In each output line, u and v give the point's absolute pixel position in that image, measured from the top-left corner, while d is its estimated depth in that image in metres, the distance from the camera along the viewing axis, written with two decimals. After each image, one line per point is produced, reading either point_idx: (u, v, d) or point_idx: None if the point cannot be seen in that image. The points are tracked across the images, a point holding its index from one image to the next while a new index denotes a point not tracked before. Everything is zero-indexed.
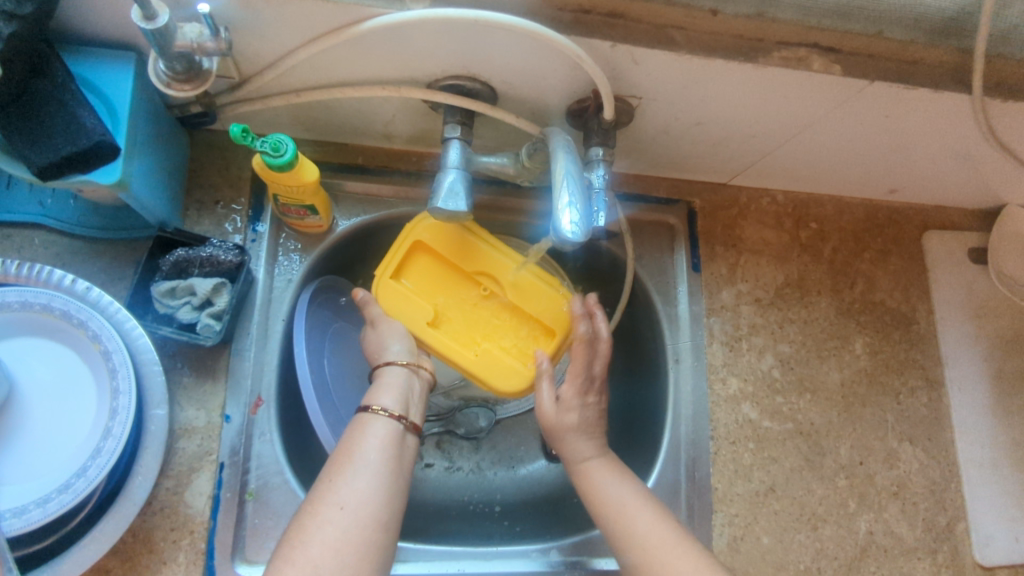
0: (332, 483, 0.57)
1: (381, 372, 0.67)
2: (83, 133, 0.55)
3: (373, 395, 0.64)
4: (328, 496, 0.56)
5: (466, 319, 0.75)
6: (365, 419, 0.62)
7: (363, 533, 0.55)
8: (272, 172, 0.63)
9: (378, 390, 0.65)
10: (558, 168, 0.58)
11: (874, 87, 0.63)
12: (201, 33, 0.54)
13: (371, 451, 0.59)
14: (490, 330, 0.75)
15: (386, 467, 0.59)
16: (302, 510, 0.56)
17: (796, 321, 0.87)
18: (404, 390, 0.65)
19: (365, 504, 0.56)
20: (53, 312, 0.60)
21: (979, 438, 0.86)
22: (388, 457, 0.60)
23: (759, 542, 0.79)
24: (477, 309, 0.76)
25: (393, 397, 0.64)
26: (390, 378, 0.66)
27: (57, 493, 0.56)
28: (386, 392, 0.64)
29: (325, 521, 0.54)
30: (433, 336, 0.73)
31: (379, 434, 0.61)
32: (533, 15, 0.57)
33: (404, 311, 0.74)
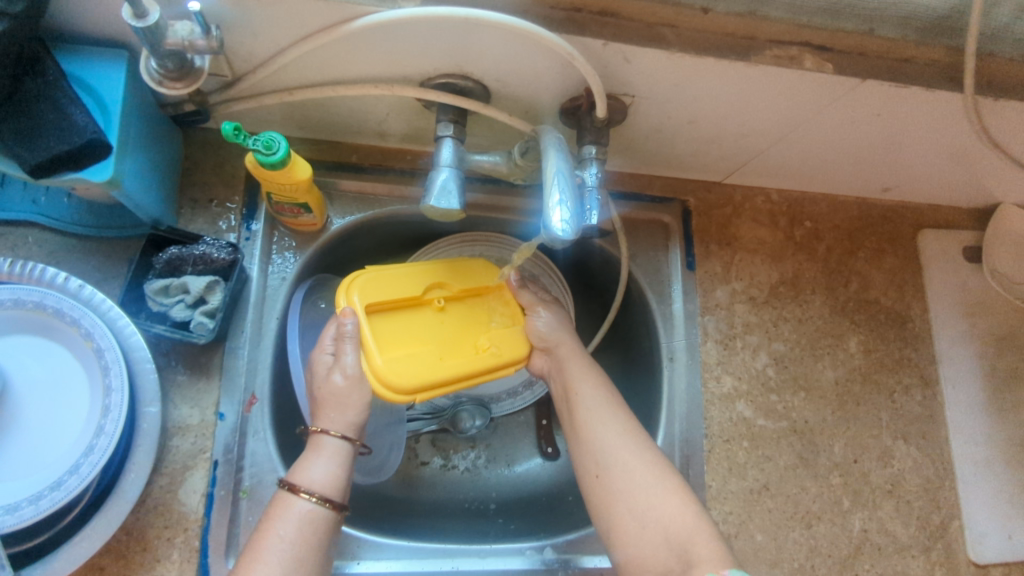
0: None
1: (316, 442, 0.64)
2: (75, 131, 0.55)
3: (303, 471, 0.62)
4: None
5: (453, 336, 0.71)
6: (292, 505, 0.60)
7: None
8: (264, 170, 0.63)
9: (308, 467, 0.62)
10: (549, 167, 0.58)
11: (866, 85, 0.63)
12: (192, 31, 0.54)
13: (293, 545, 0.58)
14: (476, 319, 0.73)
15: (304, 564, 0.58)
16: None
17: (790, 319, 0.87)
18: (337, 471, 0.63)
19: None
20: (46, 310, 0.60)
21: (974, 437, 0.86)
22: (311, 550, 0.59)
23: (753, 540, 0.79)
24: (449, 325, 0.72)
25: (325, 478, 0.62)
26: (324, 456, 0.63)
27: (49, 490, 0.56)
28: (317, 469, 0.62)
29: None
30: (451, 368, 0.69)
31: (306, 524, 0.60)
32: (525, 13, 0.57)
33: (422, 373, 0.67)
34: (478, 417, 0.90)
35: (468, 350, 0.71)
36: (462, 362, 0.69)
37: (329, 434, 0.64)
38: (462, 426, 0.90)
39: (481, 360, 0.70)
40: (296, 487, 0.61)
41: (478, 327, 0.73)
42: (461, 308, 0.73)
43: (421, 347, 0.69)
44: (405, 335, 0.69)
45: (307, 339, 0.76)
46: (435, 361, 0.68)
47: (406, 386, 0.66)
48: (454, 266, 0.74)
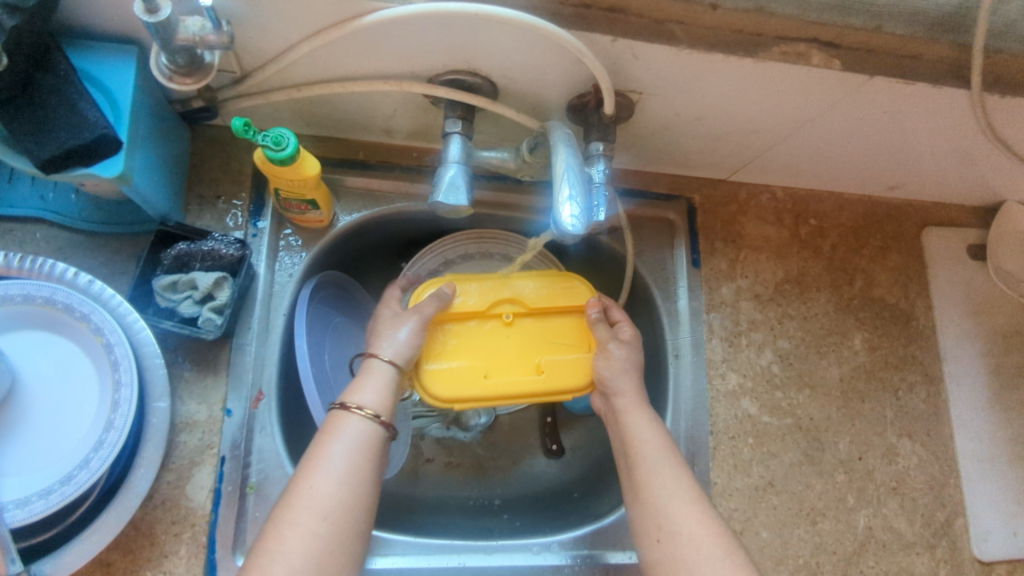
0: (313, 488, 0.55)
1: (366, 367, 0.64)
2: (85, 126, 0.56)
3: (356, 391, 0.61)
4: (308, 503, 0.54)
5: (510, 355, 0.74)
6: (346, 420, 0.59)
7: (341, 542, 0.54)
8: (274, 166, 0.63)
9: (363, 388, 0.62)
10: (559, 162, 0.58)
11: (874, 81, 0.63)
12: (204, 26, 0.54)
13: (351, 455, 0.57)
14: (542, 343, 0.75)
15: (361, 474, 0.57)
16: (278, 515, 0.54)
17: (795, 317, 0.87)
18: (388, 392, 0.63)
19: (345, 512, 0.55)
20: (55, 305, 0.60)
21: (978, 434, 0.86)
22: (368, 460, 0.58)
23: (758, 537, 0.79)
24: (513, 341, 0.74)
25: (377, 398, 0.61)
26: (375, 376, 0.63)
27: (59, 485, 0.56)
28: (368, 390, 0.62)
29: (306, 532, 0.53)
30: (494, 386, 0.71)
31: (362, 435, 0.59)
32: (534, 10, 0.58)
33: (463, 387, 0.71)
34: (483, 413, 0.90)
35: (519, 371, 0.73)
36: (506, 381, 0.72)
37: (379, 358, 0.64)
38: (468, 423, 0.90)
39: (518, 384, 0.72)
40: (349, 404, 0.60)
41: (539, 349, 0.74)
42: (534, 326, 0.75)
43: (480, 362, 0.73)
44: (470, 349, 0.73)
45: (314, 334, 0.76)
46: (482, 378, 0.72)
47: (446, 396, 0.70)
48: (544, 282, 0.77)
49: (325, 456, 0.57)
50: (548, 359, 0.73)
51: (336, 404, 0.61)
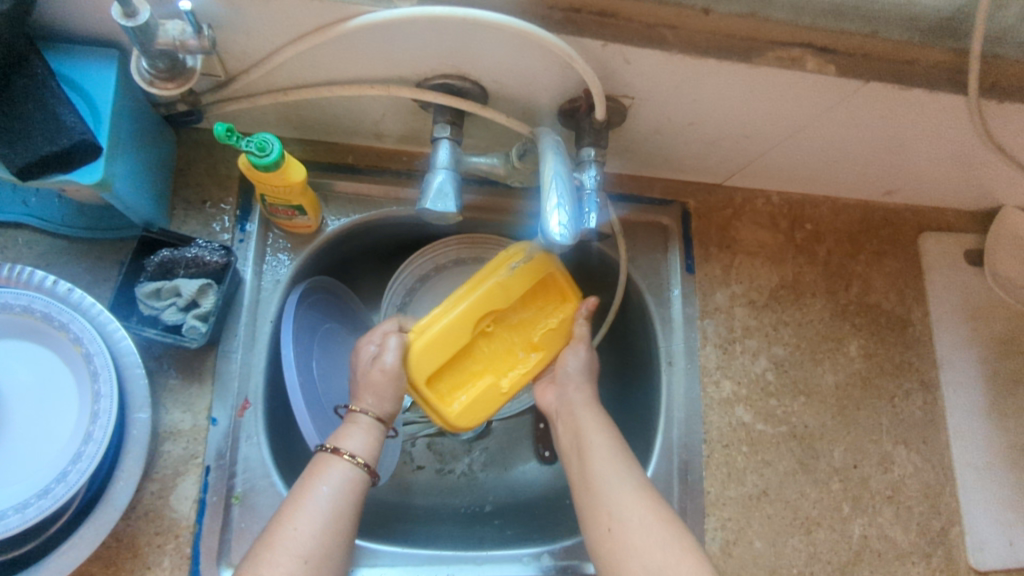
0: (296, 531, 0.57)
1: (351, 419, 0.66)
2: (63, 131, 0.54)
3: (343, 438, 0.64)
4: (289, 545, 0.56)
5: (525, 337, 0.74)
6: (333, 464, 0.62)
7: None
8: (258, 172, 0.62)
9: (346, 435, 0.64)
10: (547, 169, 0.57)
11: (869, 87, 0.62)
12: (183, 31, 0.53)
13: (336, 501, 0.60)
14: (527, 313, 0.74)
15: (342, 519, 0.59)
16: (257, 553, 0.56)
17: (790, 323, 0.86)
18: (372, 440, 0.65)
19: (323, 556, 0.57)
20: (34, 314, 0.59)
21: (975, 442, 0.85)
22: (349, 505, 0.60)
23: (752, 547, 0.78)
24: (518, 326, 0.74)
25: (364, 446, 0.64)
26: (361, 427, 0.65)
27: (36, 498, 0.55)
28: (354, 439, 0.64)
29: (286, 573, 0.55)
30: (510, 389, 0.71)
31: (347, 481, 0.61)
32: (522, 14, 0.56)
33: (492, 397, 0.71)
34: (475, 421, 0.91)
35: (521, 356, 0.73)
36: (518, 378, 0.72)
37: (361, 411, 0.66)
38: (459, 432, 0.91)
39: (549, 348, 0.74)
40: (338, 450, 0.63)
41: (552, 307, 0.75)
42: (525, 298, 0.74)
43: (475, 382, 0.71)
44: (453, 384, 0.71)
45: (303, 341, 0.75)
46: (497, 392, 0.71)
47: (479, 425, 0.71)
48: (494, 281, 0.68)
49: (309, 497, 0.59)
50: (553, 325, 0.73)
51: (323, 449, 0.63)
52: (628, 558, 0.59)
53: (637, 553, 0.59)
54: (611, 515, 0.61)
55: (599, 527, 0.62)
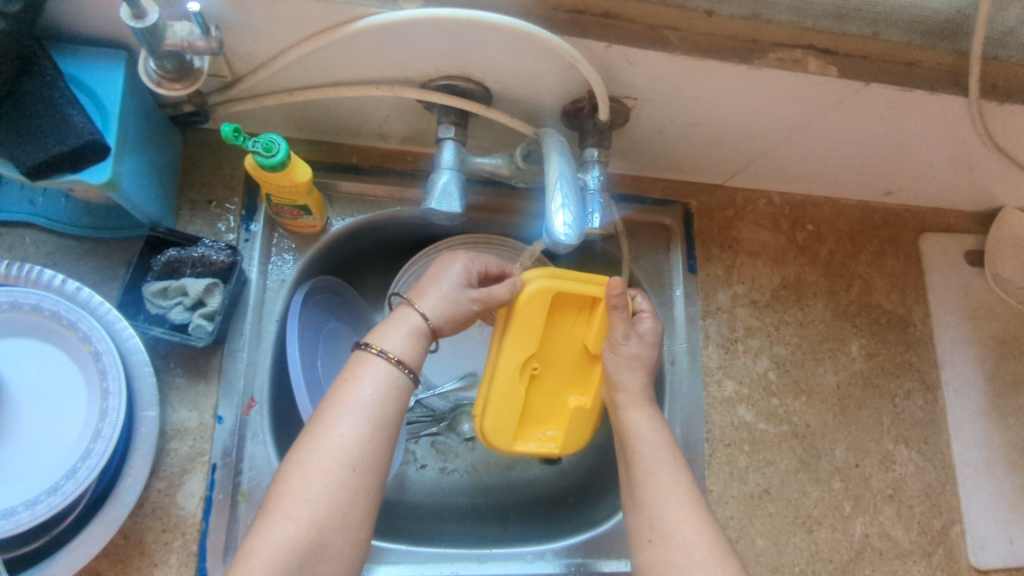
0: (342, 435, 0.56)
1: (401, 314, 0.64)
2: (72, 131, 0.55)
3: (383, 335, 0.62)
4: (336, 451, 0.56)
5: (577, 350, 0.75)
6: (373, 363, 0.60)
7: (365, 492, 0.56)
8: (265, 172, 0.63)
9: (390, 333, 0.63)
10: (552, 169, 0.57)
11: (871, 88, 0.62)
12: (191, 31, 0.53)
13: (380, 404, 0.59)
14: (564, 337, 0.74)
15: (387, 426, 0.58)
16: (301, 458, 0.56)
17: (792, 323, 0.86)
18: (416, 341, 0.63)
19: (371, 461, 0.57)
20: (42, 313, 0.60)
21: (975, 441, 0.86)
22: (393, 406, 0.59)
23: (754, 545, 0.78)
24: (564, 345, 0.75)
25: (403, 345, 0.62)
26: (406, 325, 0.63)
27: (46, 495, 0.55)
28: (395, 336, 0.62)
29: (335, 481, 0.55)
30: (594, 403, 0.75)
31: (389, 381, 0.60)
32: (526, 15, 0.57)
33: (580, 414, 0.75)
34: None
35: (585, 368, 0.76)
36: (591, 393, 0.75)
37: (414, 309, 0.64)
38: (461, 429, 0.91)
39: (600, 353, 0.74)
40: (373, 347, 0.61)
41: (585, 315, 0.74)
42: (552, 319, 0.73)
43: (561, 410, 0.76)
44: (542, 422, 0.76)
45: (308, 341, 0.75)
46: (585, 410, 0.76)
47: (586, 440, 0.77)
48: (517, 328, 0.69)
49: (352, 401, 0.58)
50: (595, 332, 0.73)
51: (360, 344, 0.62)
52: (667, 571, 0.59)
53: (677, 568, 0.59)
54: (652, 527, 0.62)
55: (641, 536, 0.62)
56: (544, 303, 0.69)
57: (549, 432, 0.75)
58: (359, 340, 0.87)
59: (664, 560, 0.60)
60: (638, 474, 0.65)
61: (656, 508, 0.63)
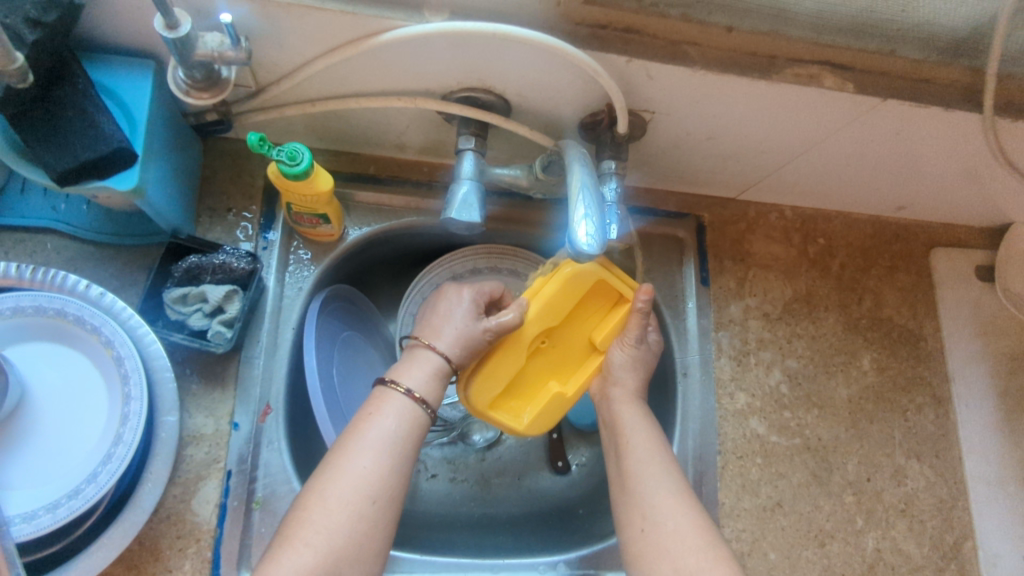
0: (364, 467, 0.57)
1: (416, 351, 0.65)
2: (102, 138, 0.56)
3: (403, 372, 0.63)
4: (358, 482, 0.56)
5: (583, 341, 0.76)
6: (392, 399, 0.61)
7: (382, 525, 0.56)
8: (287, 181, 0.64)
9: (409, 370, 0.63)
10: (574, 181, 0.58)
11: (887, 104, 0.63)
12: (222, 43, 0.55)
13: (401, 438, 0.59)
14: (577, 327, 0.76)
15: (404, 460, 0.59)
16: (322, 487, 0.56)
17: (804, 336, 0.87)
18: (435, 380, 0.64)
19: (390, 495, 0.57)
20: (67, 317, 0.60)
21: (987, 457, 0.86)
22: (410, 441, 0.60)
23: (766, 559, 0.78)
24: (574, 335, 0.76)
25: (422, 382, 0.63)
26: (424, 363, 0.64)
27: (66, 499, 0.56)
28: (415, 372, 0.63)
29: (354, 512, 0.55)
30: (574, 395, 0.75)
31: (410, 417, 0.61)
32: (549, 30, 0.58)
33: (559, 405, 0.74)
34: (488, 430, 0.93)
35: (582, 358, 0.76)
36: (579, 380, 0.75)
37: (430, 348, 0.65)
38: (472, 439, 0.93)
39: (606, 348, 0.75)
40: (394, 383, 0.62)
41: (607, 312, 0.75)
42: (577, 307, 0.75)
43: (540, 392, 0.74)
44: (518, 397, 0.74)
45: (323, 348, 0.76)
46: (563, 399, 0.74)
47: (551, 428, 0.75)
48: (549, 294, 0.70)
49: (375, 433, 0.59)
50: (610, 326, 0.74)
51: (381, 381, 0.63)
52: (659, 559, 0.59)
53: (669, 555, 0.59)
54: (645, 517, 0.62)
55: (632, 528, 0.62)
56: (578, 284, 0.71)
57: (524, 411, 0.74)
58: (373, 349, 0.87)
59: (657, 549, 0.60)
60: (635, 480, 0.65)
61: (654, 504, 0.62)
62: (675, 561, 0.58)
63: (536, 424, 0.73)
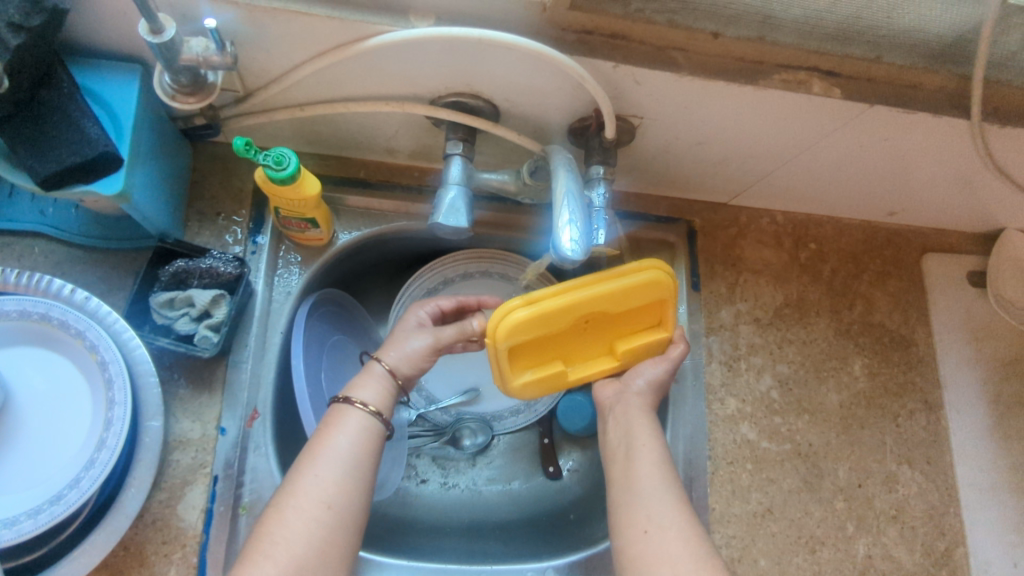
0: (318, 478, 0.58)
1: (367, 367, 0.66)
2: (87, 143, 0.56)
3: (357, 387, 0.64)
4: (313, 492, 0.57)
5: (609, 339, 0.75)
6: (349, 414, 0.62)
7: (344, 531, 0.57)
8: (274, 185, 0.63)
9: (361, 385, 0.64)
10: (559, 188, 0.58)
11: (874, 110, 0.63)
12: (207, 47, 0.54)
13: (357, 448, 0.60)
14: (619, 323, 0.74)
15: (360, 468, 0.60)
16: (279, 501, 0.57)
17: (795, 341, 0.86)
18: (388, 393, 0.65)
19: (349, 503, 0.58)
20: (51, 321, 0.60)
21: (979, 463, 0.86)
22: (368, 453, 0.61)
23: (756, 565, 0.78)
24: (610, 329, 0.75)
25: (378, 396, 0.64)
26: (376, 377, 0.65)
27: (48, 504, 0.55)
28: (369, 387, 0.64)
29: (311, 520, 0.56)
30: (573, 381, 0.75)
31: (364, 432, 0.62)
32: (536, 35, 0.58)
33: (552, 385, 0.75)
34: (479, 434, 0.91)
35: (597, 354, 0.76)
36: (586, 371, 0.75)
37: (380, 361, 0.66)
38: (462, 444, 0.91)
39: (625, 360, 0.75)
40: (351, 398, 0.63)
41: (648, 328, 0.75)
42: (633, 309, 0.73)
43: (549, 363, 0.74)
44: (526, 356, 0.73)
45: (312, 353, 0.76)
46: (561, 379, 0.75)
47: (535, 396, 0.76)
48: (614, 293, 0.67)
49: (329, 446, 0.60)
50: (640, 342, 0.74)
51: (338, 398, 0.63)
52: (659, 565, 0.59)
53: (670, 562, 0.59)
54: (649, 520, 0.61)
55: (635, 529, 0.62)
56: (640, 297, 0.69)
57: (522, 375, 0.73)
58: (364, 353, 0.87)
59: (656, 556, 0.59)
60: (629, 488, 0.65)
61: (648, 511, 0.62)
62: (675, 566, 0.58)
63: (522, 390, 0.74)
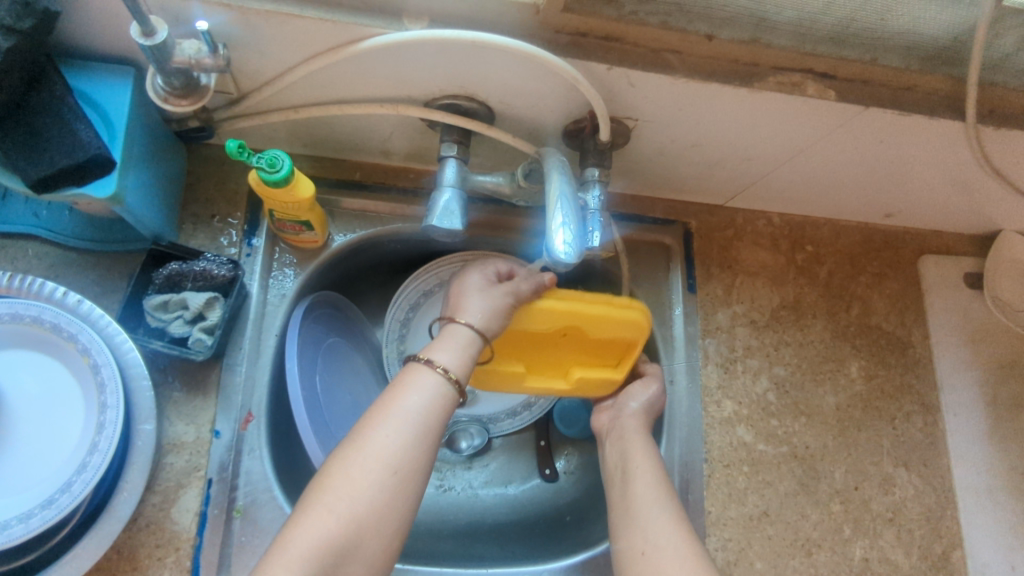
0: (387, 438, 0.56)
1: (449, 329, 0.64)
2: (79, 145, 0.55)
3: (437, 350, 0.62)
4: (381, 452, 0.55)
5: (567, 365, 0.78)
6: (425, 375, 0.60)
7: (403, 498, 0.55)
8: (268, 187, 0.63)
9: (442, 347, 0.63)
10: (552, 190, 0.58)
11: (869, 112, 0.63)
12: (199, 50, 0.55)
13: (425, 412, 0.59)
14: (583, 354, 0.77)
15: (428, 433, 0.58)
16: (346, 455, 0.55)
17: (791, 343, 0.86)
18: (466, 358, 0.63)
19: (412, 468, 0.56)
20: (43, 325, 0.60)
21: (976, 465, 0.85)
22: (437, 416, 0.59)
23: (752, 568, 0.78)
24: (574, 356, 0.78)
25: (456, 361, 0.62)
26: (458, 340, 0.63)
27: (40, 508, 0.55)
28: (448, 351, 0.62)
29: (375, 480, 0.54)
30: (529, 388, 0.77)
31: (437, 393, 0.60)
32: (529, 37, 0.58)
33: (509, 386, 0.76)
34: (477, 436, 0.91)
35: (554, 373, 0.78)
36: (541, 384, 0.77)
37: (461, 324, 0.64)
38: (459, 446, 0.91)
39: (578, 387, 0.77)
40: (431, 362, 0.61)
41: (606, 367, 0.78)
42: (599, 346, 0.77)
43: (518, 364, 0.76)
44: (511, 350, 0.76)
45: (307, 355, 0.75)
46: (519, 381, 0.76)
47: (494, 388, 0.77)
48: (597, 314, 0.72)
49: (399, 407, 0.58)
50: (592, 376, 0.77)
51: (417, 358, 0.62)
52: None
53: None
54: (645, 540, 0.62)
55: (632, 551, 0.63)
56: (613, 330, 0.73)
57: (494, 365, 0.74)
58: (359, 356, 0.87)
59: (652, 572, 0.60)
60: (627, 508, 0.66)
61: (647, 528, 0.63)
62: None
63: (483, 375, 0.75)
